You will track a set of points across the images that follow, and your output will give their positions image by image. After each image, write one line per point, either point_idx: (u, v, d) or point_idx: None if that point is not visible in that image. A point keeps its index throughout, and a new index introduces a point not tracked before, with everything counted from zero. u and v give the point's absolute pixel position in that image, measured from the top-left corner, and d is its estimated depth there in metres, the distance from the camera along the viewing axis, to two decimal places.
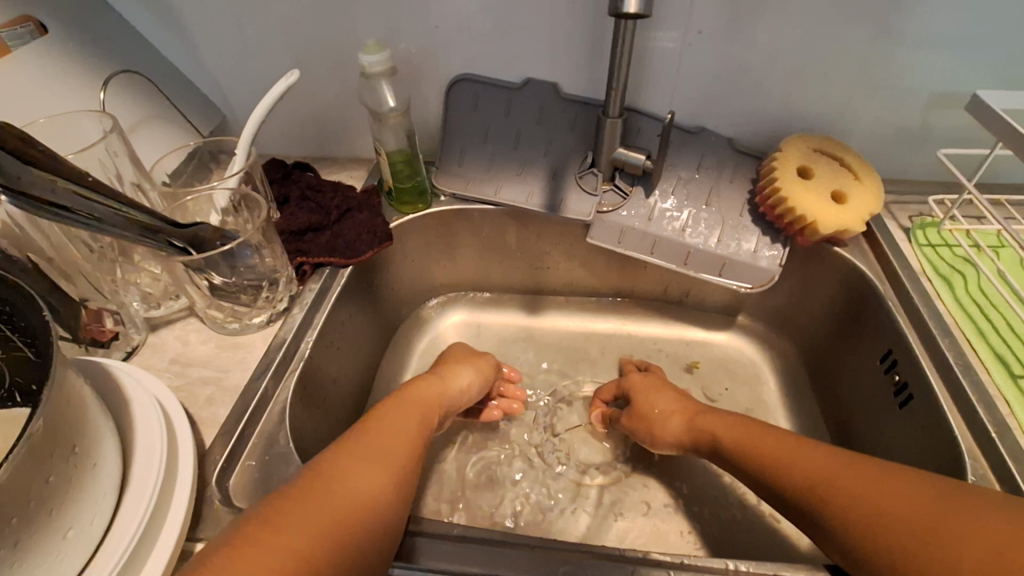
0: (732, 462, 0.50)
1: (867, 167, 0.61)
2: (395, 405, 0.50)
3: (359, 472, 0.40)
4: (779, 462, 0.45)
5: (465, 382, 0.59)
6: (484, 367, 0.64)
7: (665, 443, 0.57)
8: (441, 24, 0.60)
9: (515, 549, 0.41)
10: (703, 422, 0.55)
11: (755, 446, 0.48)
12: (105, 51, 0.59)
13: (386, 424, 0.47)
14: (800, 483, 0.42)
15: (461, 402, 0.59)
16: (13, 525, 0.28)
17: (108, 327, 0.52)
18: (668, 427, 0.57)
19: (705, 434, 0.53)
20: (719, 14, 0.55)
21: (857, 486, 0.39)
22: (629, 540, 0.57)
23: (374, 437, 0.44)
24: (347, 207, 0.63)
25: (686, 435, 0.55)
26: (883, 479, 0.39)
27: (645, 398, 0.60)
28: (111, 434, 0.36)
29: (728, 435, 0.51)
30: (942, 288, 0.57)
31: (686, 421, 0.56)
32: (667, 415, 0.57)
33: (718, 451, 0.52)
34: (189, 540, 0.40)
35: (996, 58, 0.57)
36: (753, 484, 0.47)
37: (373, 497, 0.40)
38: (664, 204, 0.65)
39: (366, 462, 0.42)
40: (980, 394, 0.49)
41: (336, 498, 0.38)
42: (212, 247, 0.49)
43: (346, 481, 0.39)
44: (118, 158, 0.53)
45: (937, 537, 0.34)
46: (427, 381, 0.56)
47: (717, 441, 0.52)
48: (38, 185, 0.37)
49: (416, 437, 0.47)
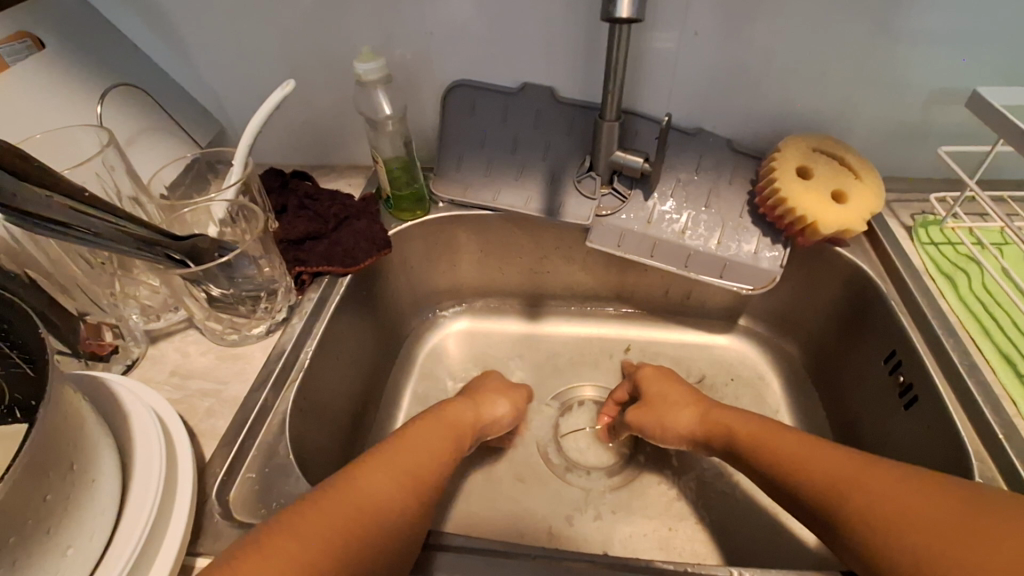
0: (748, 457, 0.49)
1: (868, 166, 0.60)
2: (432, 424, 0.50)
3: (390, 489, 0.41)
4: (799, 461, 0.44)
5: (500, 414, 0.59)
6: (517, 400, 0.62)
7: (675, 435, 0.56)
8: (436, 30, 0.59)
9: (519, 560, 0.41)
10: (716, 417, 0.54)
11: (772, 444, 0.47)
12: (103, 66, 0.59)
13: (420, 442, 0.47)
14: (818, 483, 0.42)
15: (495, 432, 0.58)
16: (11, 544, 0.28)
17: (108, 341, 0.52)
18: (680, 419, 0.56)
19: (719, 428, 0.53)
20: (717, 13, 0.55)
21: (877, 488, 0.39)
22: (634, 547, 0.56)
23: (408, 455, 0.45)
24: (345, 214, 0.64)
25: (699, 428, 0.55)
26: (906, 484, 0.38)
27: (657, 392, 0.60)
28: (107, 448, 0.36)
29: (745, 430, 0.50)
30: (946, 287, 0.57)
31: (700, 414, 0.55)
32: (680, 407, 0.57)
33: (733, 446, 0.51)
34: (189, 555, 0.40)
35: (996, 54, 0.57)
36: (769, 486, 0.47)
37: (394, 510, 0.40)
38: (664, 207, 0.65)
39: (397, 479, 0.42)
40: (986, 395, 0.48)
41: (369, 511, 0.39)
42: (210, 260, 0.49)
43: (377, 494, 0.40)
44: (115, 172, 0.53)
45: (959, 545, 0.34)
46: (461, 403, 0.56)
47: (732, 435, 0.51)
48: (33, 202, 0.37)
49: (444, 458, 0.48)
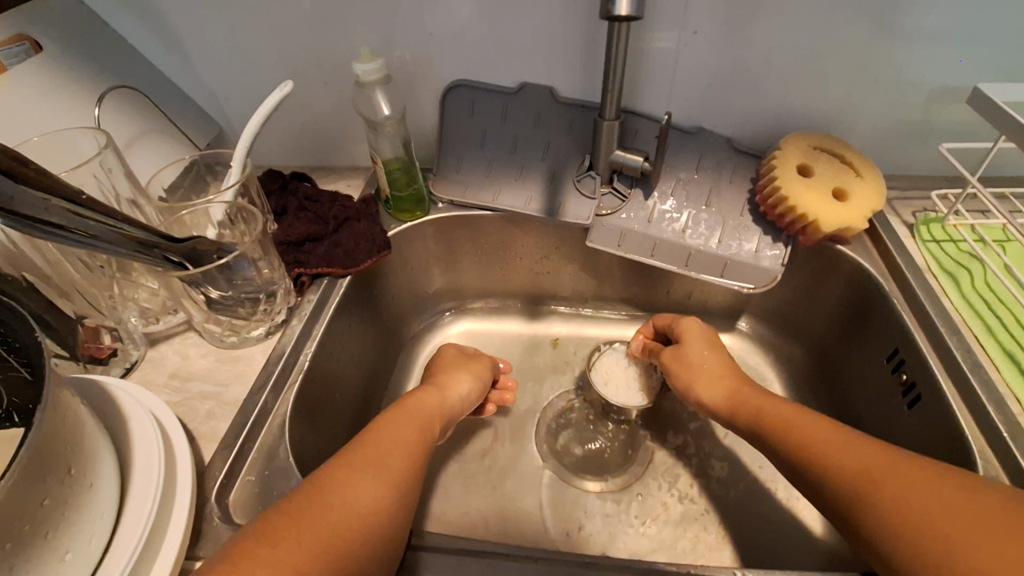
0: (766, 433, 0.48)
1: (868, 164, 0.60)
2: (400, 417, 0.49)
3: (359, 485, 0.40)
4: (810, 447, 0.43)
5: (464, 390, 0.58)
6: (480, 370, 0.62)
7: (699, 399, 0.56)
8: (435, 31, 0.59)
9: (521, 561, 0.41)
10: (746, 393, 0.53)
11: (798, 427, 0.46)
12: (102, 69, 0.59)
13: (389, 434, 0.46)
14: (825, 470, 0.41)
15: (461, 412, 0.58)
16: (7, 549, 0.28)
17: (106, 344, 0.52)
18: (710, 387, 0.56)
19: (745, 404, 0.52)
20: (716, 12, 0.55)
21: (893, 480, 0.38)
22: (636, 549, 0.56)
23: (376, 449, 0.44)
24: (345, 215, 0.63)
25: (723, 401, 0.54)
26: (915, 478, 0.37)
27: (698, 350, 0.59)
28: (106, 452, 0.36)
29: (773, 408, 0.49)
30: (948, 285, 0.57)
31: (730, 388, 0.54)
32: (714, 377, 0.56)
33: (749, 421, 0.50)
34: (189, 558, 0.40)
35: (998, 52, 0.56)
36: (779, 462, 0.46)
37: (369, 510, 0.39)
38: (663, 206, 0.64)
39: (367, 474, 0.41)
40: (990, 393, 0.48)
41: (338, 511, 0.38)
42: (209, 260, 0.49)
43: (345, 494, 0.39)
44: (113, 174, 0.52)
45: (968, 531, 0.33)
46: (428, 394, 0.54)
47: (758, 411, 0.50)
48: (29, 204, 0.37)
49: (417, 448, 0.46)
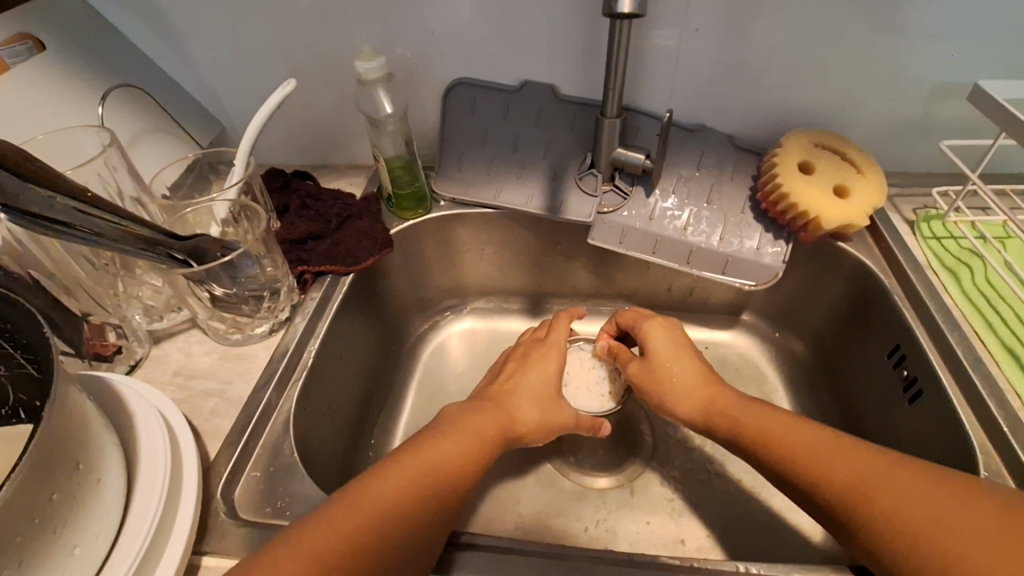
0: (752, 450, 0.46)
1: (869, 161, 0.60)
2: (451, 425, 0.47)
3: (387, 491, 0.38)
4: (801, 463, 0.42)
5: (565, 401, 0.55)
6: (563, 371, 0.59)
7: (673, 413, 0.53)
8: (437, 28, 0.59)
9: (527, 557, 0.41)
10: (724, 406, 0.50)
11: (783, 437, 0.44)
12: (105, 68, 0.59)
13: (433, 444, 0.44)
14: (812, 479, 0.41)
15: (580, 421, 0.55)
16: (17, 543, 0.28)
17: (111, 341, 0.52)
18: (683, 399, 0.52)
19: (725, 420, 0.49)
20: (717, 9, 0.55)
21: (884, 484, 0.38)
22: (638, 545, 0.56)
23: (417, 457, 0.42)
24: (346, 214, 0.64)
25: (700, 415, 0.51)
26: (913, 488, 0.37)
27: (666, 357, 0.55)
28: (113, 447, 0.36)
29: (752, 423, 0.47)
30: (949, 281, 0.57)
31: (706, 399, 0.52)
32: (687, 388, 0.53)
33: (734, 440, 0.48)
34: (196, 553, 0.40)
35: (998, 49, 0.57)
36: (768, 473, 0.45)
37: (393, 518, 0.37)
38: (664, 203, 0.64)
39: (399, 480, 0.40)
40: (991, 389, 0.48)
41: (364, 515, 0.36)
42: (213, 259, 0.49)
43: (373, 498, 0.38)
44: (117, 171, 0.53)
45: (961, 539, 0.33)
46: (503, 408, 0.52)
47: (737, 429, 0.48)
48: (35, 202, 0.37)
49: (461, 460, 0.44)
